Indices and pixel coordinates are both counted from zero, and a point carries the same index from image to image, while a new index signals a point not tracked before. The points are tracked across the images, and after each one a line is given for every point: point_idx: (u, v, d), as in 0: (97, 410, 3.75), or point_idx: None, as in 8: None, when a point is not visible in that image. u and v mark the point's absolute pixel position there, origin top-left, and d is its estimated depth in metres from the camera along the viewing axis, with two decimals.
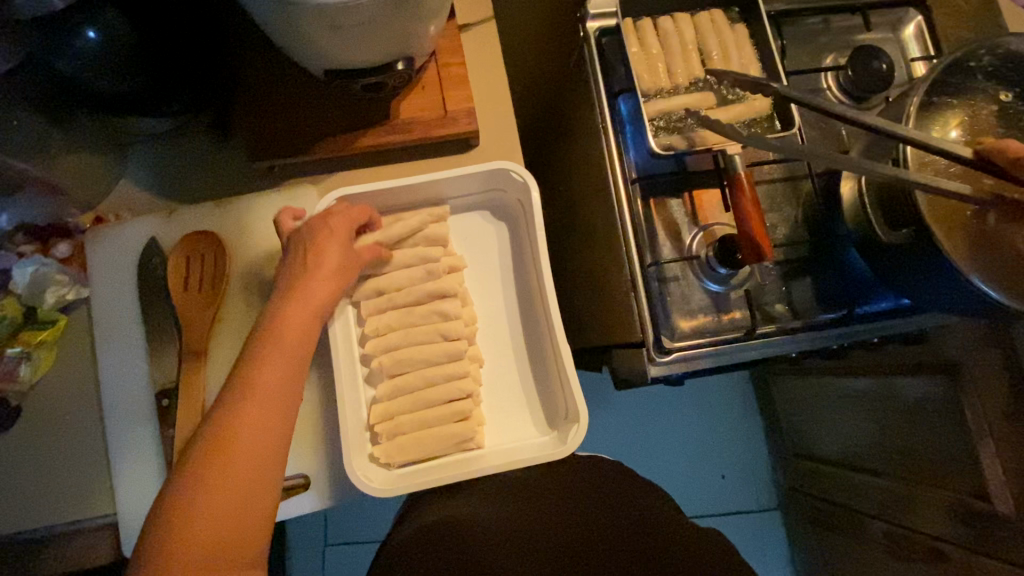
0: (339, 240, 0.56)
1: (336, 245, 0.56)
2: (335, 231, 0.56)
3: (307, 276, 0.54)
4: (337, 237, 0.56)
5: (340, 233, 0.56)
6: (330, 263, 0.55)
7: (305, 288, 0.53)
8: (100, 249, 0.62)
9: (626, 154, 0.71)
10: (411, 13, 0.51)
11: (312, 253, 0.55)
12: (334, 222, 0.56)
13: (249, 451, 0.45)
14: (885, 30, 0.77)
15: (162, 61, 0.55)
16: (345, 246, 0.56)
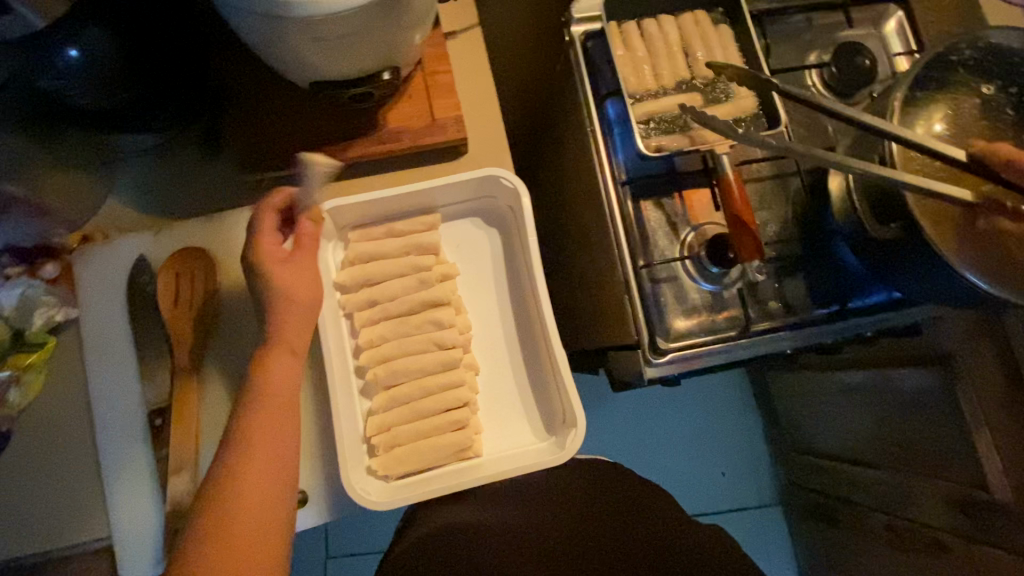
0: (275, 263, 0.54)
1: (276, 270, 0.54)
2: (273, 255, 0.54)
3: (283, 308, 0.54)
4: (274, 263, 0.54)
5: (273, 255, 0.54)
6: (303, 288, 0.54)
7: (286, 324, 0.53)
8: (90, 268, 0.62)
9: (614, 156, 0.71)
10: (395, 24, 0.51)
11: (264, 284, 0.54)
12: (266, 248, 0.54)
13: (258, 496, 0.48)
14: (868, 26, 0.78)
15: (146, 75, 0.55)
16: (290, 265, 0.54)
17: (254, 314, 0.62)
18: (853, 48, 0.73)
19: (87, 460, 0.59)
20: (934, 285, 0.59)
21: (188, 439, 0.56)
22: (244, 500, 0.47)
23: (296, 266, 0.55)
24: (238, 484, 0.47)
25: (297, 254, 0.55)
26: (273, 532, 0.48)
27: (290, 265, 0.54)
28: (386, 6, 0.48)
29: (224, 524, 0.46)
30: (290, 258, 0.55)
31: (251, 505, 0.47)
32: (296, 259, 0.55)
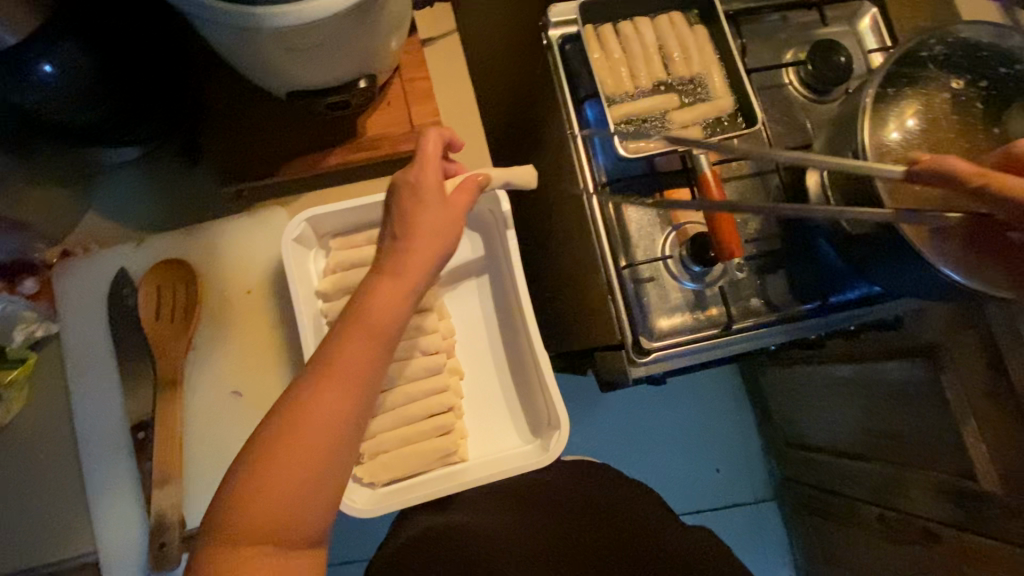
0: (432, 200, 0.50)
1: (429, 206, 0.49)
2: (428, 191, 0.50)
3: (409, 242, 0.49)
4: (430, 198, 0.50)
5: (431, 188, 0.50)
6: (422, 231, 0.49)
7: (405, 258, 0.48)
8: (69, 281, 0.61)
9: (593, 159, 0.72)
10: (368, 31, 0.51)
11: (407, 208, 0.50)
12: (425, 176, 0.50)
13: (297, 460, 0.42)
14: (842, 23, 0.79)
15: (123, 89, 0.55)
16: (441, 205, 0.50)
17: (237, 324, 0.62)
18: (828, 46, 0.74)
19: (71, 476, 0.58)
20: (910, 279, 0.60)
21: (172, 452, 0.56)
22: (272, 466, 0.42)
23: (440, 207, 0.50)
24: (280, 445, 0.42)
25: (451, 200, 0.51)
26: (296, 513, 0.42)
27: (446, 210, 0.50)
28: (359, 16, 0.48)
29: (263, 468, 0.42)
30: (443, 201, 0.50)
31: (276, 478, 0.42)
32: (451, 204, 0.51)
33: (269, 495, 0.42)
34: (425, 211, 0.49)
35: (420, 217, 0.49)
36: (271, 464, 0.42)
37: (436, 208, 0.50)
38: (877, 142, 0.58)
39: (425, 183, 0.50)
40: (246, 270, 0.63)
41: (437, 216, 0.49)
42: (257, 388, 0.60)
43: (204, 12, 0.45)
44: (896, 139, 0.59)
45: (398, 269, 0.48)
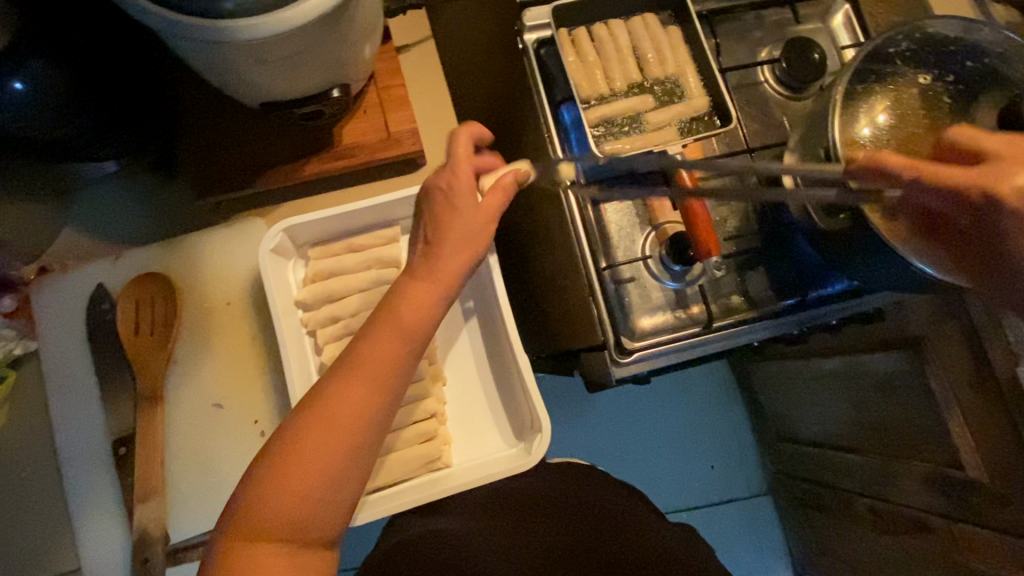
0: (465, 200, 0.52)
1: (463, 206, 0.52)
2: (461, 193, 0.52)
3: (441, 244, 0.50)
4: (464, 198, 0.52)
5: (463, 188, 0.52)
6: (453, 235, 0.51)
7: (436, 263, 0.50)
8: (48, 299, 0.61)
9: (573, 162, 0.71)
10: (339, 41, 0.51)
11: (440, 213, 0.52)
12: (459, 177, 0.53)
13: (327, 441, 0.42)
14: (816, 20, 0.79)
15: (99, 106, 0.56)
16: (468, 210, 0.52)
17: (217, 336, 0.61)
18: (801, 43, 0.74)
19: (51, 494, 0.58)
20: (886, 273, 0.60)
21: (154, 465, 0.56)
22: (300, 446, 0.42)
23: (468, 211, 0.51)
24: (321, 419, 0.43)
25: (486, 199, 0.52)
26: (319, 504, 0.42)
27: (476, 210, 0.51)
28: (329, 26, 0.48)
29: (298, 445, 0.42)
30: (477, 202, 0.52)
31: (305, 470, 0.42)
32: (484, 204, 0.52)
33: (298, 488, 0.42)
34: (460, 211, 0.52)
35: (456, 216, 0.51)
36: (299, 457, 0.42)
37: (465, 214, 0.51)
38: (846, 136, 0.59)
39: (458, 183, 0.52)
40: (226, 282, 0.63)
41: (471, 215, 0.51)
42: (239, 399, 0.60)
43: (170, 26, 0.44)
44: (867, 134, 0.60)
45: (434, 271, 0.50)
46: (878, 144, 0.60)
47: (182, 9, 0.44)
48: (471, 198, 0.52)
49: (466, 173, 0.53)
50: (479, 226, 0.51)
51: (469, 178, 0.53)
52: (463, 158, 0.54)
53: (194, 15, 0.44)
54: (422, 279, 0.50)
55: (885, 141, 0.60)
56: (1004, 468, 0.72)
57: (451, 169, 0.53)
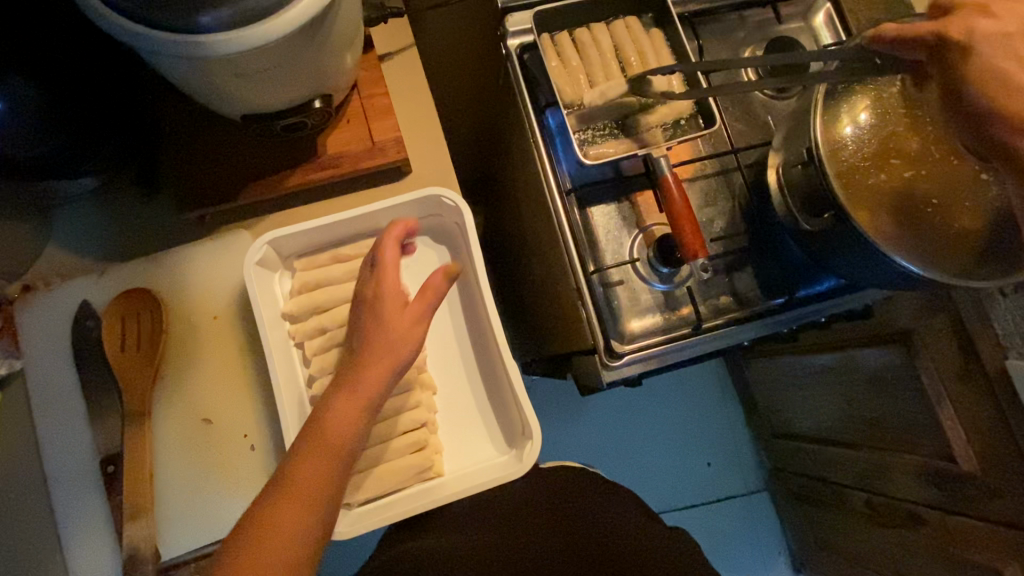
0: (392, 308, 0.52)
1: (389, 314, 0.52)
2: (385, 305, 0.52)
3: (366, 359, 0.51)
4: (391, 306, 0.52)
5: (391, 298, 0.53)
6: (376, 346, 0.51)
7: (361, 373, 0.50)
8: (32, 318, 0.61)
9: (558, 166, 0.72)
10: (318, 52, 0.51)
11: (370, 320, 0.53)
12: (385, 285, 0.54)
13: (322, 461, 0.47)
14: (797, 20, 0.79)
15: (78, 122, 0.55)
16: (393, 318, 0.52)
17: (205, 351, 0.61)
18: (783, 44, 0.74)
19: (41, 517, 0.57)
20: (873, 270, 0.60)
21: (143, 484, 0.56)
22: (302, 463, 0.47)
23: (392, 320, 0.52)
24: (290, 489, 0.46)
25: (413, 305, 0.53)
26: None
27: (404, 315, 0.52)
28: (307, 37, 0.48)
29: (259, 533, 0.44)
30: (404, 308, 0.52)
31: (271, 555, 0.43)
32: (411, 308, 0.53)
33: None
34: (387, 319, 0.52)
35: (383, 325, 0.52)
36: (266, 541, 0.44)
37: (389, 322, 0.52)
38: (827, 137, 0.60)
39: (386, 293, 0.53)
40: (212, 295, 0.62)
41: (397, 321, 0.52)
42: (228, 414, 0.60)
43: (146, 42, 0.44)
44: (849, 134, 0.60)
45: (358, 381, 0.50)
46: (861, 143, 0.60)
47: (158, 24, 0.44)
48: (398, 307, 0.52)
49: (393, 279, 0.54)
50: (408, 330, 0.52)
51: (396, 284, 0.54)
52: (390, 264, 0.54)
53: (170, 30, 0.44)
54: (345, 391, 0.50)
55: (866, 141, 0.60)
56: (996, 461, 0.73)
57: (379, 277, 0.54)
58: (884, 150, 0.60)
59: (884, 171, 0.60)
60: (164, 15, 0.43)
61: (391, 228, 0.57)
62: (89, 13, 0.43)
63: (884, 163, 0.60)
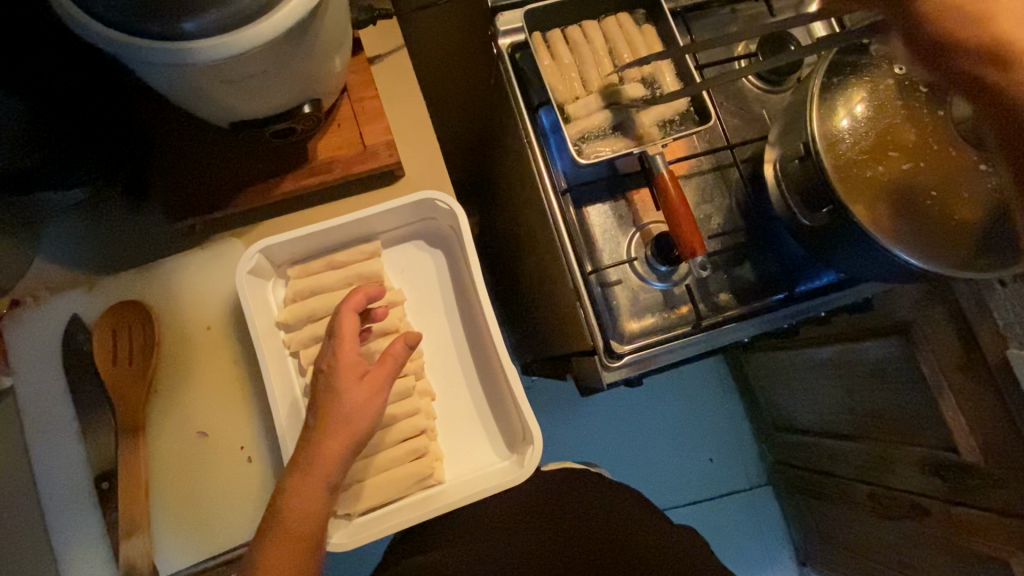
0: (349, 381, 0.51)
1: (347, 387, 0.51)
2: (343, 376, 0.51)
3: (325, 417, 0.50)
4: (348, 379, 0.51)
5: (348, 370, 0.52)
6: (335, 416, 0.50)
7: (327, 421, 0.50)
8: (21, 333, 0.60)
9: (552, 166, 0.72)
10: (305, 56, 0.50)
11: (325, 392, 0.51)
12: (341, 357, 0.52)
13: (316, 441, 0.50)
14: (790, 13, 0.79)
15: (65, 135, 0.54)
16: (351, 388, 0.51)
17: (199, 363, 0.60)
18: (777, 37, 0.74)
19: (35, 536, 0.56)
20: (873, 263, 0.59)
21: (139, 499, 0.55)
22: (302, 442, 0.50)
23: (351, 391, 0.51)
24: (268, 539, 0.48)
25: (372, 375, 0.52)
26: None
27: (362, 386, 0.51)
28: (294, 42, 0.47)
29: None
30: (363, 379, 0.52)
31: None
32: (369, 379, 0.52)
33: None
34: (343, 392, 0.51)
35: (340, 397, 0.51)
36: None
37: (348, 394, 0.51)
38: (824, 130, 0.59)
39: (343, 366, 0.52)
40: (205, 306, 0.61)
41: (354, 394, 0.51)
42: (224, 426, 0.59)
43: (128, 50, 0.43)
44: (845, 127, 0.60)
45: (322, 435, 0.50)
46: (857, 136, 0.60)
47: (140, 32, 0.43)
48: (357, 379, 0.51)
49: (351, 350, 0.53)
50: (366, 402, 0.51)
51: (354, 356, 0.53)
52: (347, 334, 0.53)
53: (153, 38, 0.43)
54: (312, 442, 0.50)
55: (863, 132, 0.60)
56: (999, 450, 0.72)
57: (336, 348, 0.53)
58: (881, 141, 0.60)
59: (881, 164, 0.59)
60: (146, 22, 0.42)
61: (349, 297, 0.56)
62: (69, 22, 0.42)
63: (881, 154, 0.59)
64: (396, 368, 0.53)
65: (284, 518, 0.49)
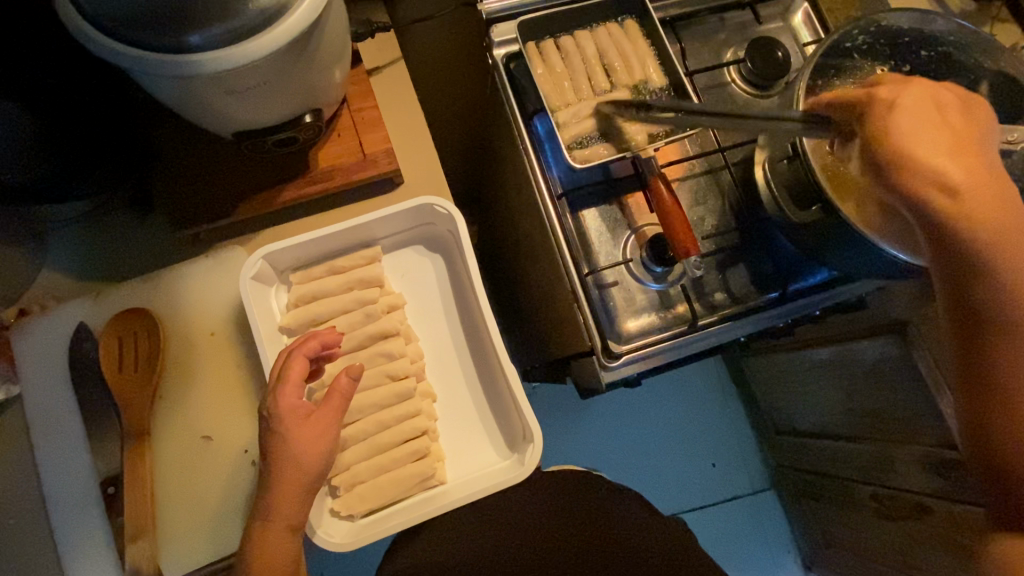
0: (294, 423, 0.51)
1: (291, 428, 0.50)
2: (288, 421, 0.51)
3: (298, 442, 0.50)
4: (292, 423, 0.51)
5: (289, 414, 0.51)
6: (305, 443, 0.51)
7: (310, 439, 0.51)
8: (29, 340, 0.61)
9: (548, 172, 0.73)
10: (306, 68, 0.52)
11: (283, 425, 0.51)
12: (282, 402, 0.51)
13: (310, 446, 0.51)
14: (777, 20, 0.81)
15: (70, 147, 0.55)
16: (306, 426, 0.51)
17: (202, 368, 0.61)
18: (765, 43, 0.76)
19: (42, 542, 0.57)
20: (864, 260, 0.61)
21: (144, 503, 0.56)
22: (303, 440, 0.51)
23: (304, 430, 0.51)
24: (269, 535, 0.50)
25: (317, 416, 0.52)
26: None
27: (310, 426, 0.51)
28: (295, 52, 0.48)
29: None
30: (306, 421, 0.51)
31: None
32: (314, 419, 0.52)
33: None
34: (305, 424, 0.51)
35: (285, 440, 0.50)
36: None
37: (297, 438, 0.50)
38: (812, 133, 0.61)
39: (286, 410, 0.51)
40: (209, 312, 0.63)
41: (299, 436, 0.50)
42: (229, 431, 0.60)
43: (134, 62, 0.44)
44: None
45: (304, 452, 0.51)
46: None
47: (146, 45, 0.44)
48: (301, 421, 0.51)
49: (294, 395, 0.52)
50: (317, 440, 0.51)
51: (296, 399, 0.52)
52: (293, 378, 0.52)
53: (157, 52, 0.44)
54: (309, 450, 0.51)
55: None
56: None
57: (277, 393, 0.52)
58: None
59: None
60: (153, 37, 0.44)
61: (302, 342, 0.55)
62: (77, 35, 0.44)
63: None
64: (340, 407, 0.53)
65: (285, 518, 0.50)
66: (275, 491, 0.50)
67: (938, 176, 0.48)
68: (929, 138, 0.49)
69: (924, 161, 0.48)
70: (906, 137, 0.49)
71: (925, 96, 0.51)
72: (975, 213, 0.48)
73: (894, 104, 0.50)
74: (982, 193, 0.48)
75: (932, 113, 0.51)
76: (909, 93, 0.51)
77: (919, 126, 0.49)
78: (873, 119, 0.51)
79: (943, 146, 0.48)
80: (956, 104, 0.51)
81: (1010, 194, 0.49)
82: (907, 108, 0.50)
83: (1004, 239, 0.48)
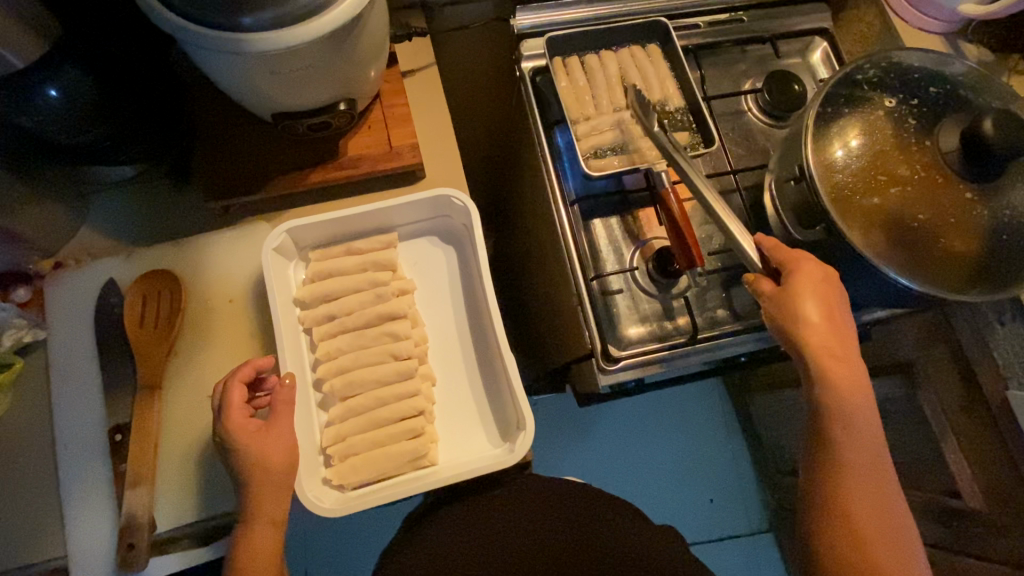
0: (245, 437, 0.52)
1: (243, 439, 0.52)
2: (241, 433, 0.53)
3: (254, 445, 0.52)
4: (246, 437, 0.52)
5: (240, 432, 0.53)
6: (265, 445, 0.53)
7: (267, 438, 0.53)
8: (60, 290, 0.65)
9: (564, 181, 0.76)
10: (345, 61, 0.56)
11: (241, 432, 0.53)
12: (230, 424, 0.53)
13: (269, 449, 0.53)
14: (796, 55, 0.85)
15: (125, 117, 0.60)
16: (260, 433, 0.53)
17: (218, 331, 0.64)
18: (782, 77, 0.79)
19: (49, 481, 0.59)
20: (867, 284, 0.62)
21: (146, 453, 0.58)
22: None
23: (265, 435, 0.53)
24: (266, 489, 0.52)
25: (268, 426, 0.54)
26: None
27: (263, 436, 0.53)
28: (337, 43, 0.53)
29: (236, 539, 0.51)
30: (258, 433, 0.53)
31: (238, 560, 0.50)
32: (269, 431, 0.54)
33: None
34: (260, 432, 0.53)
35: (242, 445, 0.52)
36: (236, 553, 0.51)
37: (254, 446, 0.52)
38: (819, 157, 0.62)
39: (236, 431, 0.53)
40: (231, 281, 0.66)
41: (254, 444, 0.52)
42: None
43: (193, 37, 0.49)
44: (840, 155, 0.62)
45: (265, 453, 0.52)
46: (852, 162, 0.62)
47: (206, 23, 0.49)
48: (252, 433, 0.53)
49: (240, 415, 0.54)
50: (271, 445, 0.53)
51: (244, 420, 0.54)
52: (234, 405, 0.54)
53: (216, 29, 0.49)
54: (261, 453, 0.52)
55: (856, 164, 0.62)
56: (1001, 493, 0.73)
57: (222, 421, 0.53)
58: (873, 168, 0.62)
59: (875, 194, 0.61)
60: (213, 16, 0.48)
61: (234, 371, 0.56)
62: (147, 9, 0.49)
63: (873, 182, 0.61)
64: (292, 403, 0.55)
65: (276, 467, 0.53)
66: (265, 450, 0.52)
67: (813, 344, 0.56)
68: (814, 311, 0.56)
69: (806, 329, 0.56)
70: (790, 301, 0.57)
71: (826, 275, 0.58)
72: (831, 377, 0.55)
73: (796, 267, 0.58)
74: (846, 368, 0.56)
75: (823, 283, 0.58)
76: (812, 266, 0.58)
77: (811, 296, 0.57)
78: (785, 283, 0.58)
79: (821, 329, 0.56)
80: (842, 296, 0.59)
81: (863, 378, 0.56)
82: (805, 277, 0.58)
83: (841, 386, 0.55)
